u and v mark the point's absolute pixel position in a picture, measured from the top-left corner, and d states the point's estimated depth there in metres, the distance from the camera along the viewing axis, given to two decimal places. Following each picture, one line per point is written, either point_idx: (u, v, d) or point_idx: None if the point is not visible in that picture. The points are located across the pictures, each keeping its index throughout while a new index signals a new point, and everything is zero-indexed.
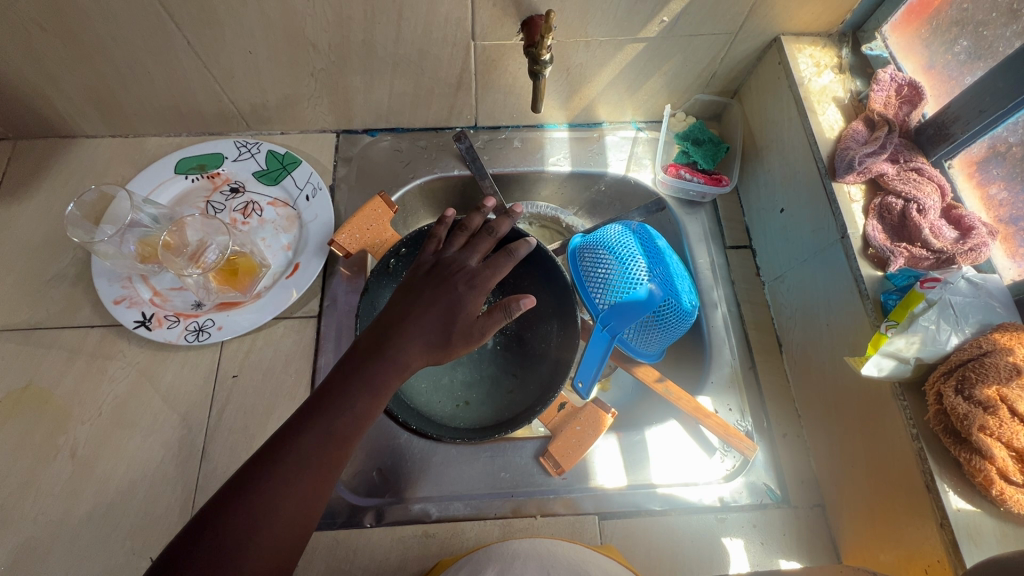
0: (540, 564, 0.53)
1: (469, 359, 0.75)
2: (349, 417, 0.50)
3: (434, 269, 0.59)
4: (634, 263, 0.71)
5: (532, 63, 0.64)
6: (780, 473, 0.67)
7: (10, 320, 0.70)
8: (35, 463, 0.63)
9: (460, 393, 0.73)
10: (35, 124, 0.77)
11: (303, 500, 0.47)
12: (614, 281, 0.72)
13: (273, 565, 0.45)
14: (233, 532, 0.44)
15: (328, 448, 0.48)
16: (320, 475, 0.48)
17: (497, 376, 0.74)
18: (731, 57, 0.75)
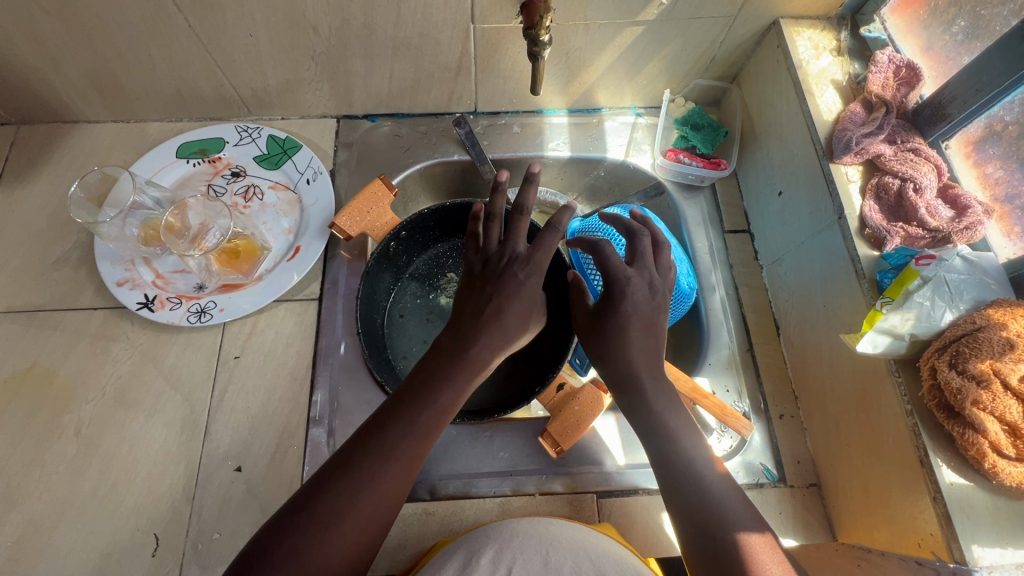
0: (539, 549, 0.53)
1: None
2: (433, 415, 0.48)
3: (488, 269, 0.56)
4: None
5: (532, 44, 0.64)
6: (776, 452, 0.68)
7: (14, 302, 0.71)
8: (40, 442, 0.64)
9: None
10: (38, 109, 0.78)
11: (378, 515, 0.45)
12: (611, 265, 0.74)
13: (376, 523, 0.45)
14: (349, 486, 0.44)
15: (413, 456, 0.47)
16: (398, 487, 0.46)
17: None
18: (730, 41, 0.75)
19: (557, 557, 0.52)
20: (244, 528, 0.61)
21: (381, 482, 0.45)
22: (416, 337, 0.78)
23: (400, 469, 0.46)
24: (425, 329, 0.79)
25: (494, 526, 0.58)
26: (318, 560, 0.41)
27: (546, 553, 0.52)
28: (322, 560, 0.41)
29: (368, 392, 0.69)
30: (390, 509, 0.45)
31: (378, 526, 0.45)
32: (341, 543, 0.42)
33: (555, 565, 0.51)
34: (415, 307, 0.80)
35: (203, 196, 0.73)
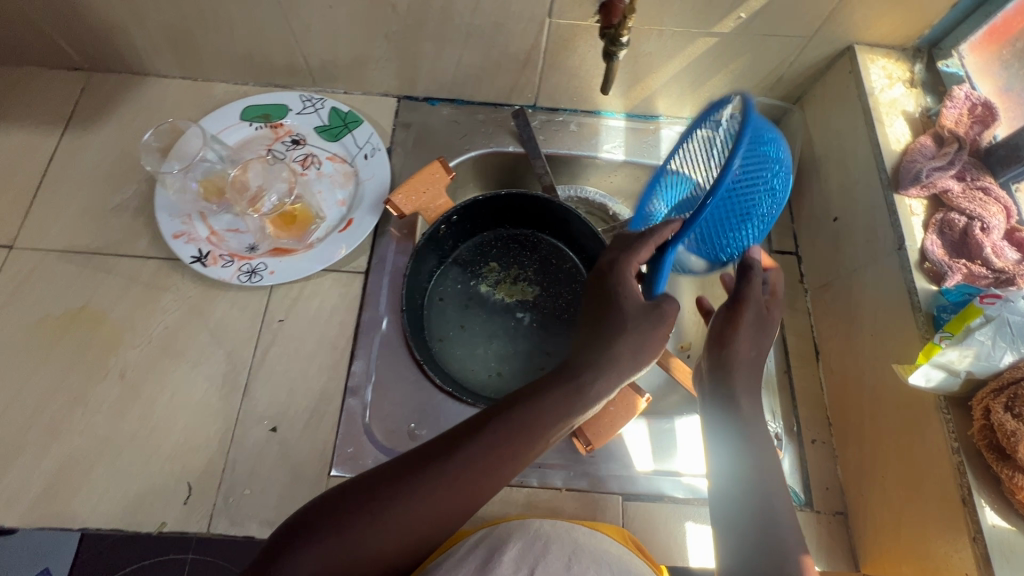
0: (562, 552, 0.53)
1: (506, 332, 0.79)
2: (520, 434, 0.46)
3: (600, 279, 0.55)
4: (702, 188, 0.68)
5: (609, 43, 0.64)
6: (805, 476, 0.67)
7: (72, 243, 0.73)
8: (85, 381, 0.66)
9: (493, 363, 0.77)
10: (112, 57, 0.80)
11: (429, 523, 0.43)
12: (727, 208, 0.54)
13: (426, 530, 0.43)
14: (412, 485, 0.44)
15: (480, 480, 0.45)
16: (458, 506, 0.44)
17: (532, 352, 0.78)
18: (800, 61, 0.75)
19: (580, 563, 0.52)
20: (275, 488, 0.62)
21: (445, 485, 0.44)
22: (451, 316, 0.79)
23: (467, 480, 0.44)
24: (461, 310, 0.80)
25: (514, 522, 0.58)
26: (360, 543, 0.42)
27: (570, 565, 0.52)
28: (368, 545, 0.42)
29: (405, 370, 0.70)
30: (445, 519, 0.44)
31: (429, 530, 0.44)
32: (388, 535, 0.42)
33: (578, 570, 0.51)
34: (453, 287, 0.81)
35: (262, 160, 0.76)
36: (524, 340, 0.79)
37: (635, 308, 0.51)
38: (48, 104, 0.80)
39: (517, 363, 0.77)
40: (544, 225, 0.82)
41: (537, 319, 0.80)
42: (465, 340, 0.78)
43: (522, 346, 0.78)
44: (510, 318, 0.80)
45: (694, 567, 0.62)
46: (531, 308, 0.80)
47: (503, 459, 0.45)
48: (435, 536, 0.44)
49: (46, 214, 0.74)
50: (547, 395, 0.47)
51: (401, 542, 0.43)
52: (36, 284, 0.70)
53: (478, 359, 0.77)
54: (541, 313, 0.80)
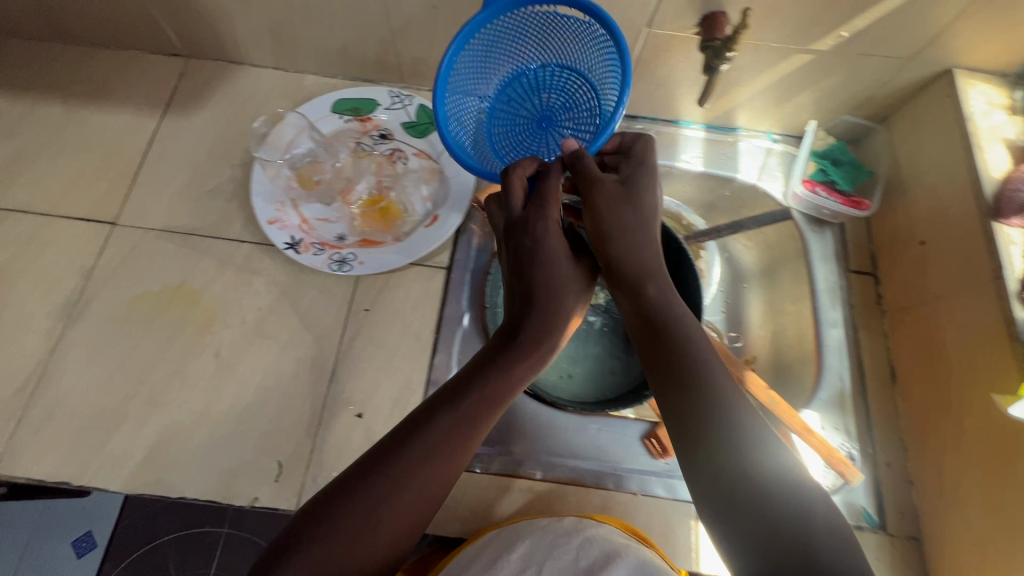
0: (570, 547, 0.53)
1: (577, 335, 0.80)
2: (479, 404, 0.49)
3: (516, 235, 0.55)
4: (471, 72, 0.64)
5: (713, 57, 0.66)
6: (880, 499, 0.67)
7: (170, 223, 0.76)
8: (182, 357, 0.68)
9: (565, 365, 0.78)
10: (212, 45, 0.82)
11: (419, 507, 0.46)
12: (547, 92, 0.66)
13: (417, 513, 0.46)
14: (388, 478, 0.46)
15: (455, 457, 0.48)
16: (438, 487, 0.47)
17: (603, 356, 0.79)
18: (894, 82, 0.75)
19: (587, 556, 0.52)
20: None
21: (423, 471, 0.46)
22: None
23: (442, 461, 0.47)
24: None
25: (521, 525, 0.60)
26: (360, 539, 0.44)
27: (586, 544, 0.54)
28: (369, 539, 0.44)
29: None
30: (434, 499, 0.47)
31: (422, 512, 0.47)
32: (387, 527, 0.45)
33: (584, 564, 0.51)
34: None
35: (352, 154, 0.79)
36: (595, 345, 0.80)
37: (565, 273, 0.54)
38: (149, 87, 0.84)
39: (586, 367, 0.79)
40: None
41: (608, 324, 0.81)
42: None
43: (592, 350, 0.79)
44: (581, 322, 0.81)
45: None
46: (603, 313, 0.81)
47: (468, 432, 0.49)
48: (424, 517, 0.47)
49: (146, 193, 0.77)
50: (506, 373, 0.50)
51: (401, 525, 0.46)
52: (137, 260, 0.73)
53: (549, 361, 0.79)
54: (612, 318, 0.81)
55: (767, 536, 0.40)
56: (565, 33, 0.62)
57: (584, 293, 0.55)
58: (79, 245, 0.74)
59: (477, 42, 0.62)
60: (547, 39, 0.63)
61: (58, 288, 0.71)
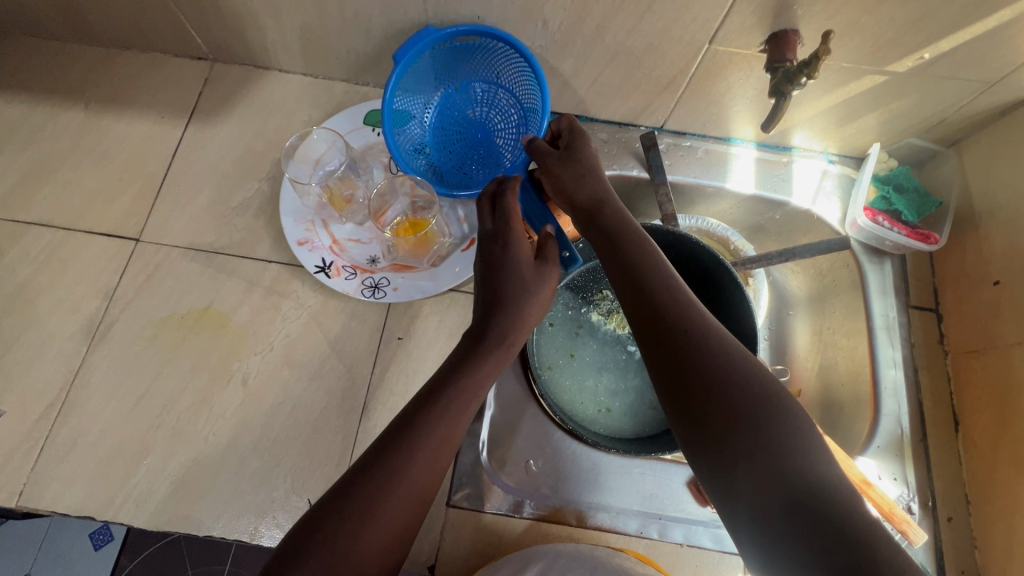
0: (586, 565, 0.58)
1: (617, 365, 0.77)
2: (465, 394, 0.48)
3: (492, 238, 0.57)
4: (411, 96, 0.71)
5: (783, 82, 0.60)
6: (940, 557, 0.63)
7: (195, 240, 0.72)
8: (208, 385, 0.66)
9: (603, 398, 0.75)
10: (240, 50, 0.78)
11: (415, 502, 0.44)
12: (465, 105, 0.75)
13: (414, 507, 0.44)
14: (387, 474, 0.43)
15: (445, 448, 0.46)
16: (433, 474, 0.46)
17: (643, 389, 0.75)
18: (971, 106, 0.69)
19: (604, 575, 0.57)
20: None
21: (419, 461, 0.44)
22: (561, 344, 0.77)
23: (434, 449, 0.46)
24: (570, 339, 0.77)
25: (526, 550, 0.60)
26: (360, 543, 0.41)
27: None
28: (368, 540, 0.41)
29: (522, 402, 0.69)
30: (427, 490, 0.45)
31: (417, 509, 0.44)
32: (385, 527, 0.42)
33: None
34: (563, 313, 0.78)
35: (388, 172, 0.75)
36: (636, 377, 0.76)
37: (529, 269, 0.55)
38: (173, 93, 0.80)
39: (627, 400, 0.75)
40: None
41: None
42: (575, 371, 0.76)
43: (633, 382, 0.76)
44: (621, 352, 0.77)
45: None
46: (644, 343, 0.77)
47: (457, 421, 0.47)
48: (425, 504, 0.45)
49: (170, 207, 0.74)
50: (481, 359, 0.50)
51: (399, 522, 0.43)
52: (162, 280, 0.70)
53: (587, 392, 0.75)
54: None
55: (803, 495, 0.39)
56: (484, 57, 0.70)
57: (551, 283, 0.56)
58: (102, 263, 0.70)
59: (418, 64, 0.68)
60: (476, 63, 0.71)
61: (81, 308, 0.68)
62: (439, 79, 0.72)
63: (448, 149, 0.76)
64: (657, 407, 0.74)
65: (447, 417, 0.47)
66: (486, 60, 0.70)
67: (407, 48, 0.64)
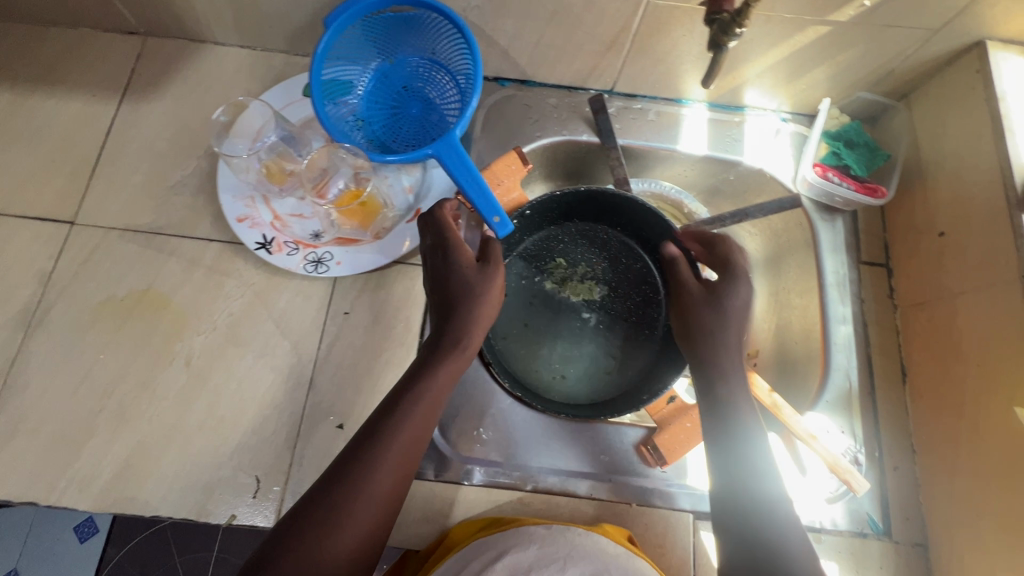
0: (557, 557, 0.53)
1: (571, 332, 0.76)
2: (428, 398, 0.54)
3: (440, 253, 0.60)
4: (343, 66, 0.68)
5: (719, 32, 0.57)
6: (885, 505, 0.65)
7: (133, 222, 0.70)
8: (151, 367, 0.65)
9: (558, 365, 0.75)
10: (170, 22, 0.75)
11: (387, 498, 0.50)
12: (402, 82, 0.73)
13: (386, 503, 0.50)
14: (359, 476, 0.49)
15: (411, 448, 0.52)
16: (402, 472, 0.51)
17: (597, 356, 0.75)
18: (918, 56, 0.68)
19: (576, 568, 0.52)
20: None
21: (387, 463, 0.50)
22: (513, 310, 0.76)
23: (401, 450, 0.51)
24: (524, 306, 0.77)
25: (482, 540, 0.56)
26: (339, 538, 0.47)
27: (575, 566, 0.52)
28: (345, 535, 0.47)
29: (473, 371, 0.68)
30: (398, 487, 0.51)
31: (389, 504, 0.50)
32: (359, 522, 0.48)
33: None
34: (515, 280, 0.77)
35: (328, 140, 0.69)
36: (589, 344, 0.76)
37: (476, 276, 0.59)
38: (103, 70, 0.77)
39: (581, 367, 0.75)
40: (616, 222, 0.77)
41: (603, 322, 0.77)
42: (528, 338, 0.75)
43: (587, 349, 0.75)
44: (575, 319, 0.76)
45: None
46: (597, 310, 0.77)
47: (421, 423, 0.53)
48: (397, 501, 0.51)
49: (105, 189, 0.72)
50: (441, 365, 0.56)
51: (372, 517, 0.49)
52: (99, 263, 0.68)
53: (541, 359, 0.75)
54: (606, 316, 0.77)
55: (738, 541, 0.49)
56: (422, 30, 0.68)
57: (498, 284, 0.60)
58: (35, 248, 0.69)
59: (352, 32, 0.66)
60: (414, 38, 0.70)
61: (15, 295, 0.67)
62: (377, 52, 0.70)
63: (381, 123, 0.72)
64: (610, 373, 0.74)
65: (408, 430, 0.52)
66: (425, 31, 0.68)
67: (339, 12, 0.63)
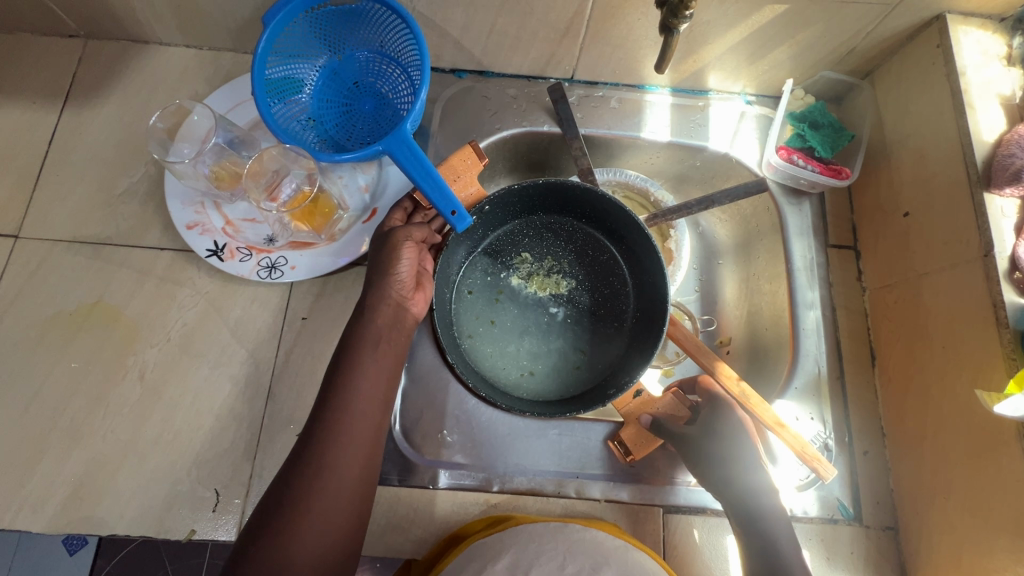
0: (555, 553, 0.52)
1: (539, 328, 0.75)
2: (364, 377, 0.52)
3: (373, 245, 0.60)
4: (291, 64, 0.66)
5: (669, 15, 0.55)
6: (856, 490, 0.64)
7: (79, 233, 0.68)
8: (105, 382, 0.63)
9: (526, 362, 0.73)
10: (109, 24, 0.72)
11: (343, 489, 0.49)
12: (354, 78, 0.70)
13: (344, 494, 0.49)
14: (307, 472, 0.48)
15: (356, 434, 0.50)
16: (354, 459, 0.50)
17: (565, 351, 0.74)
18: (879, 32, 0.66)
19: (575, 564, 0.51)
20: None
21: (335, 453, 0.49)
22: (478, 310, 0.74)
23: (346, 438, 0.50)
24: (489, 304, 0.75)
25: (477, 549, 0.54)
26: (299, 539, 0.46)
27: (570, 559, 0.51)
28: (304, 534, 0.46)
29: (436, 372, 0.66)
30: (354, 475, 0.50)
31: (347, 495, 0.49)
32: (317, 518, 0.47)
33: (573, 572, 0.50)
34: (478, 279, 0.75)
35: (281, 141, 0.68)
36: (558, 339, 0.74)
37: (391, 247, 0.58)
38: (43, 76, 0.74)
39: (550, 364, 0.73)
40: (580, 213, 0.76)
41: (571, 316, 0.75)
42: (494, 337, 0.74)
43: (556, 345, 0.74)
44: (542, 314, 0.75)
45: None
46: (564, 304, 0.75)
47: (361, 405, 0.51)
48: (359, 490, 0.50)
49: (50, 200, 0.69)
50: (365, 340, 0.54)
51: (333, 512, 0.48)
52: (45, 277, 0.66)
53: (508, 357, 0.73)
54: (574, 310, 0.75)
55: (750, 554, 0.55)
56: (370, 24, 0.66)
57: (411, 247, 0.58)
58: None
59: (295, 27, 0.64)
60: (363, 32, 0.68)
61: None
62: (325, 48, 0.68)
63: (333, 121, 0.70)
64: (579, 368, 0.73)
65: (346, 429, 0.50)
66: (372, 25, 0.66)
67: (278, 7, 0.60)
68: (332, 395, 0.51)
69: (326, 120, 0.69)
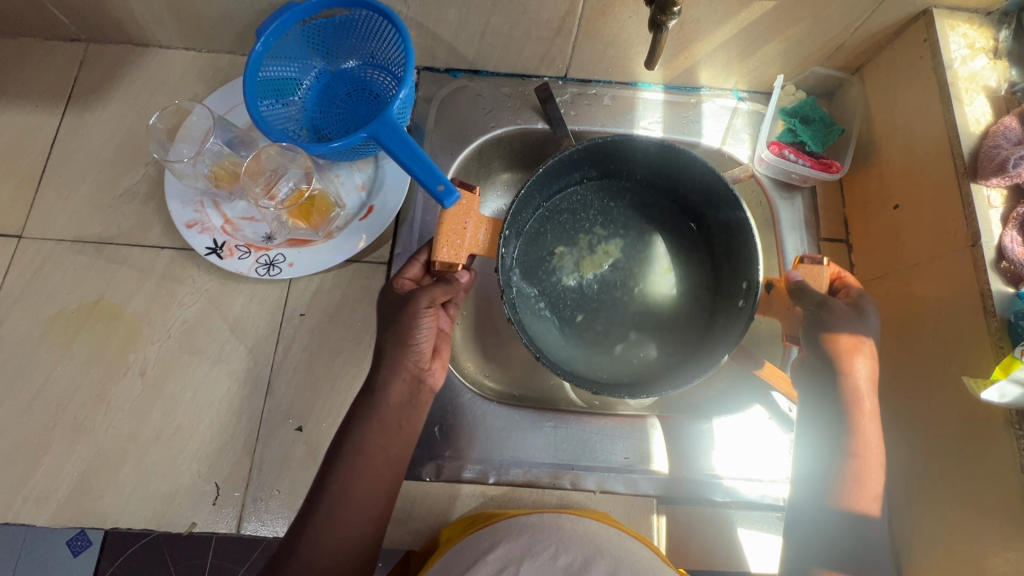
0: (548, 544, 0.52)
1: (611, 288, 0.66)
2: (379, 423, 0.54)
3: (390, 303, 0.57)
4: (285, 71, 0.68)
5: (657, 12, 0.56)
6: None
7: (81, 233, 0.69)
8: (108, 378, 0.64)
9: (599, 325, 0.64)
10: (110, 27, 0.73)
11: (351, 534, 0.51)
12: (348, 83, 0.71)
13: (351, 535, 0.51)
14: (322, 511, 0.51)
15: (371, 484, 0.52)
16: (365, 506, 0.52)
17: (639, 308, 0.65)
18: (867, 27, 0.67)
19: (567, 555, 0.51)
20: (304, 488, 0.61)
21: (347, 501, 0.51)
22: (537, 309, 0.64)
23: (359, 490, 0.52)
24: (545, 303, 0.64)
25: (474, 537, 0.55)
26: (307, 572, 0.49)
27: (563, 550, 0.51)
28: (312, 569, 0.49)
29: None
30: (366, 521, 0.52)
31: (355, 537, 0.51)
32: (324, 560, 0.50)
33: (564, 563, 0.50)
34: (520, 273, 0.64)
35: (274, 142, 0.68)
36: (623, 305, 0.65)
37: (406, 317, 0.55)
38: (46, 79, 0.75)
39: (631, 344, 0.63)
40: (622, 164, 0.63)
41: (632, 266, 0.66)
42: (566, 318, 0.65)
43: (624, 313, 0.65)
44: (600, 284, 0.66)
45: (749, 571, 0.62)
46: (617, 261, 0.66)
47: (374, 453, 0.53)
48: (367, 534, 0.52)
49: (52, 201, 0.71)
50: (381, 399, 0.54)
51: (340, 555, 0.50)
52: (47, 277, 0.67)
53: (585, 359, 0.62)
54: (628, 263, 0.66)
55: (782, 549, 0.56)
56: (365, 38, 0.68)
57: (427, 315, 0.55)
58: None
59: (291, 36, 0.66)
60: (358, 39, 0.69)
61: None
62: (321, 54, 0.70)
63: (324, 123, 0.70)
64: (660, 331, 0.64)
65: (357, 479, 0.52)
66: (367, 38, 0.68)
67: (276, 18, 0.63)
68: (347, 443, 0.53)
69: (311, 128, 0.70)
